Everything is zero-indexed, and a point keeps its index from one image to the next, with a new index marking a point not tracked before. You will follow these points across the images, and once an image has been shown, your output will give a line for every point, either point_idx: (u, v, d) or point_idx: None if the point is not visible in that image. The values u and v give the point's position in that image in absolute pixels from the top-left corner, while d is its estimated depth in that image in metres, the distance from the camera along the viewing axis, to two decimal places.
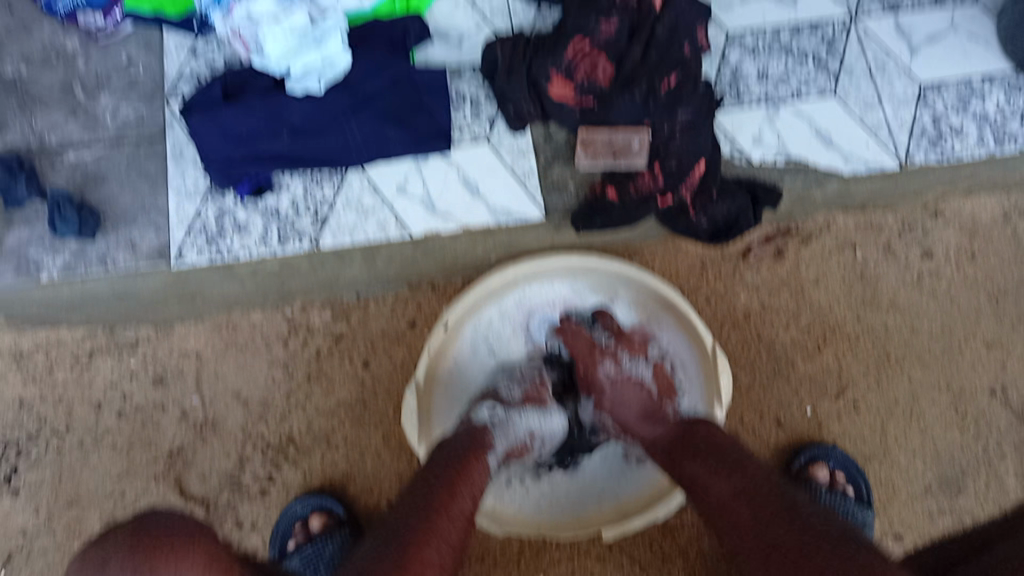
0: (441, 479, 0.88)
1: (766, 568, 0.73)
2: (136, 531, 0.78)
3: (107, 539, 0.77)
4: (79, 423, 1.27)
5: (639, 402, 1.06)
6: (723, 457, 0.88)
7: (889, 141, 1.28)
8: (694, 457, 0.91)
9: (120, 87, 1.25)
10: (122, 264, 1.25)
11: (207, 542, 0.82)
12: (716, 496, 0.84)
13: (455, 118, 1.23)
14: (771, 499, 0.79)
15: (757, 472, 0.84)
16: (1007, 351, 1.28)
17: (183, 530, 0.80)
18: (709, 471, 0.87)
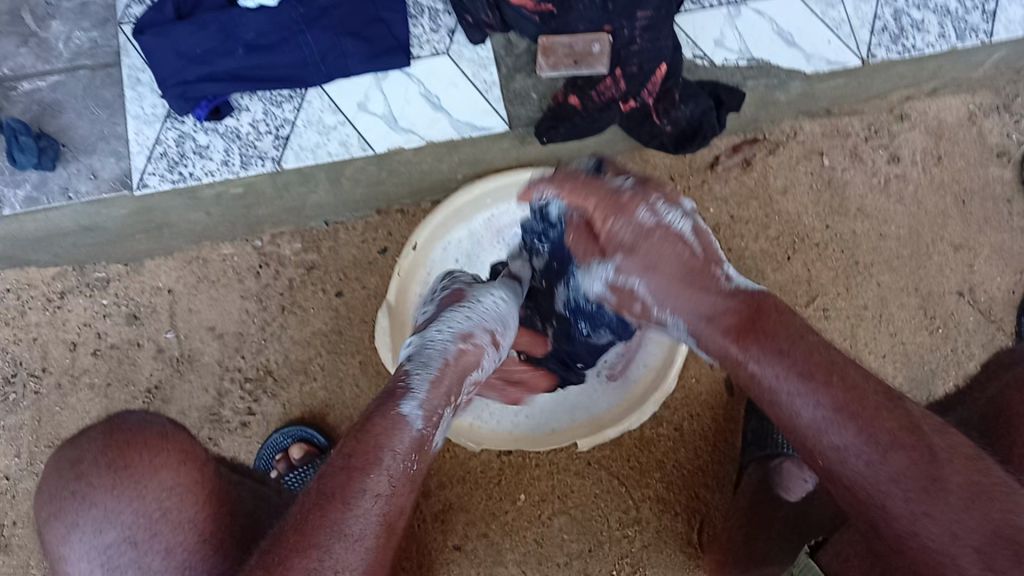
0: (340, 457, 0.71)
1: (889, 496, 0.66)
2: (111, 428, 0.81)
3: (86, 432, 0.81)
4: (55, 365, 1.35)
5: (678, 262, 0.82)
6: (807, 356, 0.72)
7: (850, 38, 1.19)
8: (761, 355, 0.74)
9: (70, 14, 1.20)
10: (84, 194, 1.18)
11: (188, 439, 0.83)
12: (813, 410, 0.70)
13: (413, 32, 1.19)
14: (884, 411, 0.68)
15: (851, 370, 0.72)
16: (974, 254, 1.33)
17: (158, 427, 0.82)
18: (793, 386, 0.71)
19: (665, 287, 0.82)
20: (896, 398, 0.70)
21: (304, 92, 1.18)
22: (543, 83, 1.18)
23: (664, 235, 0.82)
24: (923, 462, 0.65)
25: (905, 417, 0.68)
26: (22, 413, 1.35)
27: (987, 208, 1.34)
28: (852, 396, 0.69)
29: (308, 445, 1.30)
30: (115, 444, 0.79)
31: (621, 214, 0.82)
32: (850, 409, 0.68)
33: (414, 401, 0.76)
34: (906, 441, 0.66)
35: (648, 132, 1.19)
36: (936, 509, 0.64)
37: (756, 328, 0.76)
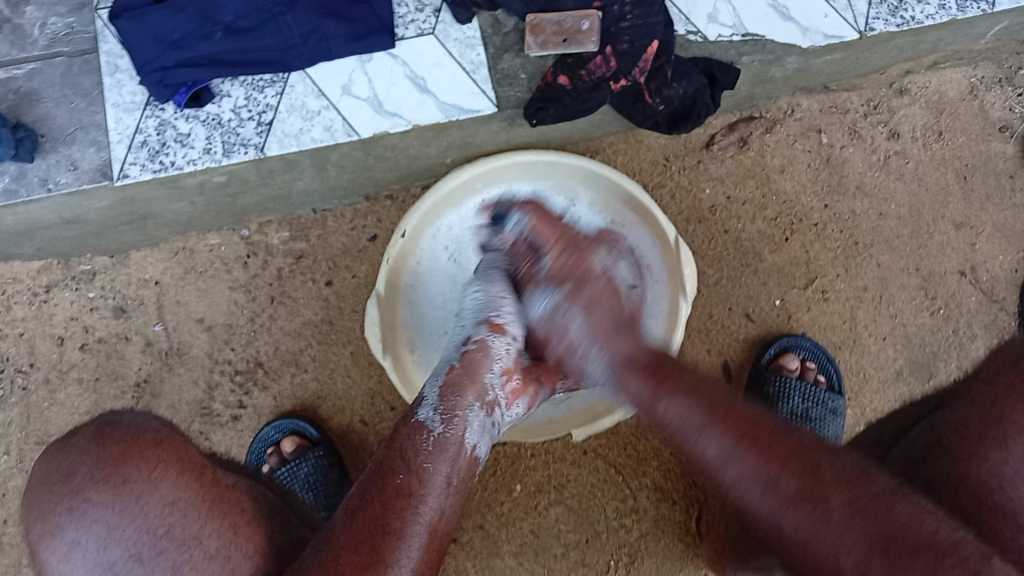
0: (385, 468, 0.82)
1: (788, 517, 0.68)
2: (104, 430, 0.73)
3: (75, 441, 0.72)
4: (43, 360, 1.32)
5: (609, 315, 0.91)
6: (709, 395, 0.77)
7: (847, 8, 1.16)
8: (667, 396, 0.79)
9: (45, 0, 1.18)
10: (63, 185, 1.15)
11: (183, 445, 0.76)
12: (709, 449, 0.73)
13: (397, 12, 1.16)
14: (777, 441, 0.72)
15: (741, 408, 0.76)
16: (976, 232, 1.30)
17: (152, 433, 0.75)
18: (693, 424, 0.75)
19: (602, 328, 0.90)
20: (792, 431, 0.74)
21: (286, 76, 1.15)
22: (531, 63, 1.15)
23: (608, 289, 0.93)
24: (810, 485, 0.68)
25: (798, 446, 0.71)
26: (10, 409, 1.31)
27: (989, 184, 1.31)
28: (744, 430, 0.73)
29: (300, 438, 1.27)
30: (115, 453, 0.71)
31: (580, 259, 0.94)
32: (744, 441, 0.72)
33: (428, 408, 0.89)
34: (793, 463, 0.70)
35: (641, 112, 1.16)
36: (822, 529, 0.66)
37: (662, 376, 0.82)
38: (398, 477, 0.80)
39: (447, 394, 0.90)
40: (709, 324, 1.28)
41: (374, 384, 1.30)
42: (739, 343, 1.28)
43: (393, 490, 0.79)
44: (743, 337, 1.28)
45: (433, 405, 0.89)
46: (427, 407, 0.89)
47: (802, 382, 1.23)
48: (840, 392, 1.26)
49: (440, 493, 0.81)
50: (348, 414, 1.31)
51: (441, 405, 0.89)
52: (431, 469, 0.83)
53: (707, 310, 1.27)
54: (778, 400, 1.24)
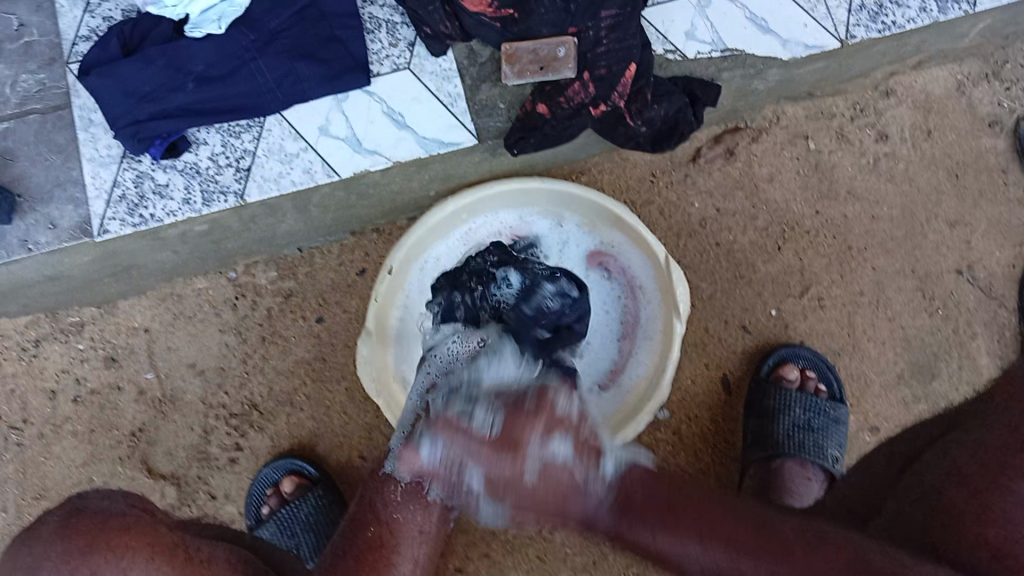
0: None
1: None
2: (71, 518, 0.72)
3: (40, 532, 0.71)
4: (36, 415, 1.28)
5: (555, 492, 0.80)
6: (676, 508, 0.79)
7: (827, 19, 1.17)
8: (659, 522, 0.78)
9: (14, 56, 1.14)
10: (44, 245, 1.13)
11: (148, 524, 0.76)
12: (697, 562, 0.76)
13: (371, 48, 1.14)
14: (757, 539, 0.76)
15: (715, 510, 0.78)
16: (971, 229, 1.29)
17: (116, 518, 0.74)
18: (669, 542, 0.77)
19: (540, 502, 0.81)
20: (770, 526, 0.79)
21: (262, 121, 1.14)
22: (510, 91, 1.14)
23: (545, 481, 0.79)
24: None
25: (782, 542, 0.76)
26: (4, 467, 1.28)
27: (981, 180, 1.29)
28: (731, 539, 0.76)
29: (299, 478, 1.25)
30: (80, 544, 0.69)
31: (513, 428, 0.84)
32: (732, 547, 0.75)
33: (392, 461, 0.96)
34: (783, 556, 0.75)
35: (624, 134, 1.14)
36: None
37: (626, 503, 0.80)
38: None
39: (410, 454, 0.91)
40: (704, 337, 1.27)
41: (370, 420, 1.28)
42: (737, 356, 1.27)
43: None
44: (739, 350, 1.27)
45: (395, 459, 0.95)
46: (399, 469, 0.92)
47: (802, 393, 1.22)
48: (841, 400, 1.25)
49: None
50: (347, 450, 1.28)
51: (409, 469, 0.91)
52: (397, 518, 0.92)
53: (704, 324, 1.26)
54: (780, 413, 1.23)
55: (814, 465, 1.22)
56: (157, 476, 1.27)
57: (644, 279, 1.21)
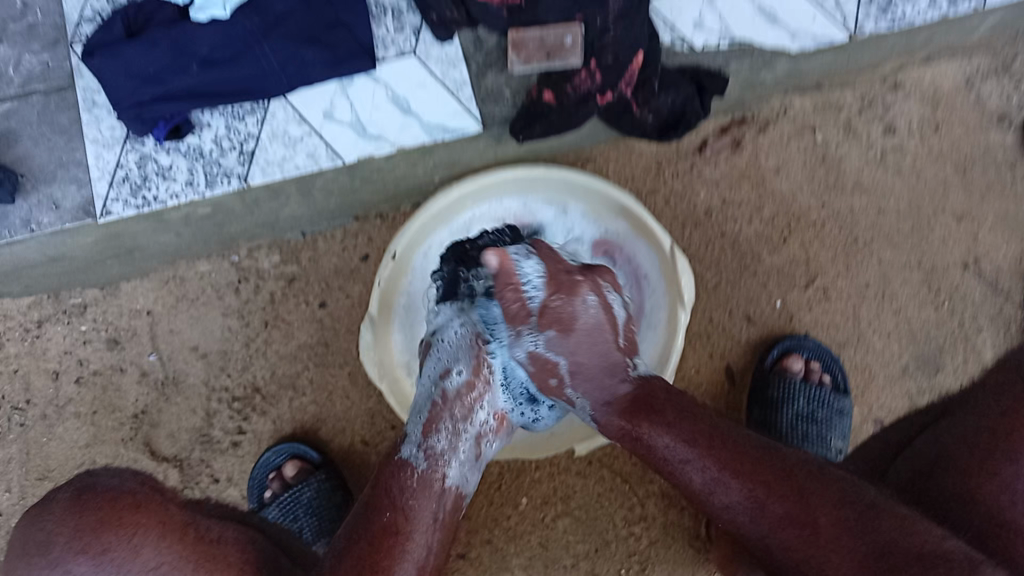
0: (368, 508, 0.85)
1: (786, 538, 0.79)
2: (78, 500, 0.81)
3: (53, 512, 0.80)
4: (39, 396, 1.28)
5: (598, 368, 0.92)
6: (691, 423, 0.86)
7: (837, 11, 1.13)
8: (662, 425, 0.85)
9: (16, 36, 1.14)
10: (47, 225, 1.12)
11: (161, 505, 0.85)
12: (699, 474, 0.83)
13: (375, 33, 1.13)
14: (759, 468, 0.82)
15: (735, 440, 0.84)
16: (978, 224, 1.28)
17: (127, 499, 0.84)
18: (679, 456, 0.83)
19: (587, 371, 0.92)
20: (774, 457, 0.84)
21: (266, 104, 1.13)
22: (515, 80, 1.13)
23: (590, 342, 0.92)
24: (795, 510, 0.79)
25: (779, 472, 0.82)
26: (8, 446, 1.29)
27: (990, 174, 1.28)
28: (738, 468, 0.82)
29: (302, 462, 1.26)
30: None
31: (564, 304, 0.93)
32: (735, 475, 0.81)
33: (411, 444, 0.91)
34: (776, 488, 0.80)
35: (630, 123, 1.14)
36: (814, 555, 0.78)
37: (647, 405, 0.88)
38: (384, 517, 0.83)
39: (429, 428, 0.92)
40: (709, 328, 1.26)
41: (373, 404, 1.28)
42: (741, 346, 1.27)
43: (381, 528, 0.82)
44: (743, 341, 1.27)
45: (416, 443, 0.91)
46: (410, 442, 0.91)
47: (808, 385, 1.22)
48: (846, 392, 1.25)
49: (428, 529, 0.85)
50: (349, 435, 1.29)
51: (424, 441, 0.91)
52: (415, 505, 0.85)
53: (708, 315, 1.26)
54: (784, 404, 1.23)
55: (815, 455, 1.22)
56: (160, 458, 1.28)
57: (648, 269, 1.19)
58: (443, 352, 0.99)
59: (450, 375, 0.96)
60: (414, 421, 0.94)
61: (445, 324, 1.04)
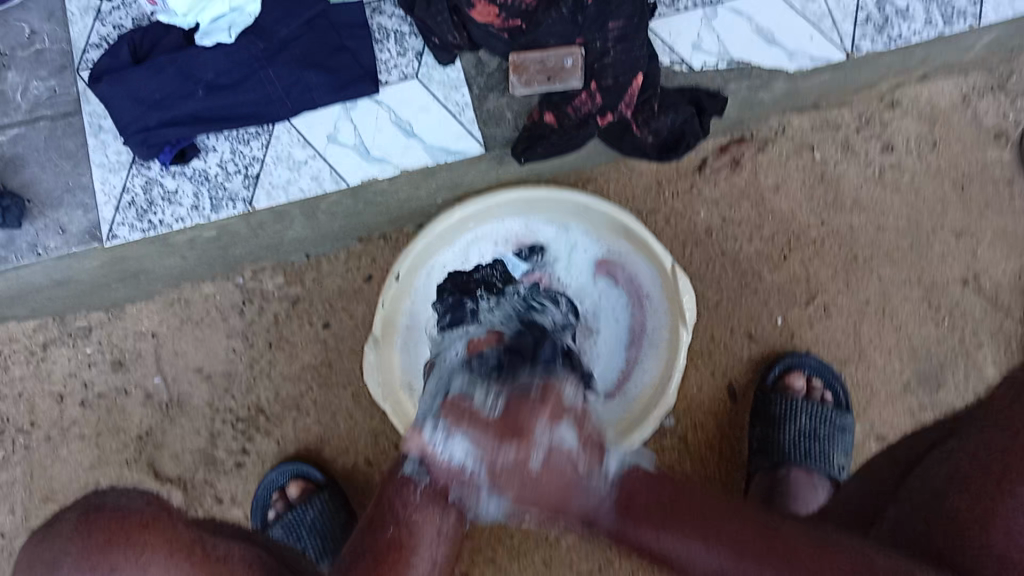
0: (370, 523, 0.82)
1: None
2: (86, 517, 0.70)
3: (58, 532, 0.69)
4: (43, 418, 1.28)
5: (560, 490, 0.78)
6: (687, 515, 0.77)
7: (833, 33, 1.15)
8: (651, 517, 0.78)
9: (25, 63, 1.15)
10: (55, 249, 1.13)
11: (167, 522, 0.72)
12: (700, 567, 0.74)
13: (380, 57, 1.15)
14: (767, 552, 0.72)
15: (729, 524, 0.75)
16: (976, 240, 1.29)
17: (133, 515, 0.71)
18: (663, 539, 0.76)
19: (557, 499, 0.79)
20: (781, 538, 0.74)
21: (271, 128, 1.14)
22: (517, 101, 1.15)
23: (550, 467, 0.77)
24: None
25: (785, 554, 0.72)
26: (11, 469, 1.29)
27: (987, 191, 1.29)
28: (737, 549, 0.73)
29: (305, 482, 1.25)
30: (100, 539, 0.68)
31: (503, 444, 0.79)
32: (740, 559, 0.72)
33: (414, 461, 0.85)
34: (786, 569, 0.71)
35: (630, 144, 1.16)
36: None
37: (638, 512, 0.78)
38: (388, 531, 0.80)
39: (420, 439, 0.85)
40: (710, 346, 1.27)
41: (376, 425, 1.28)
42: (742, 365, 1.27)
43: (384, 543, 0.79)
44: (745, 359, 1.27)
45: (417, 459, 0.85)
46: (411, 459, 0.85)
47: (809, 402, 1.23)
48: (847, 408, 1.25)
49: (431, 547, 0.81)
50: (353, 455, 1.29)
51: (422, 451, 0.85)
52: (415, 518, 0.81)
53: (709, 335, 1.27)
54: (787, 421, 1.24)
55: (819, 473, 1.22)
56: (163, 480, 1.28)
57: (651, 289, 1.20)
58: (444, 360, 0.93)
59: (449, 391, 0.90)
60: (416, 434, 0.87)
61: (447, 347, 1.07)
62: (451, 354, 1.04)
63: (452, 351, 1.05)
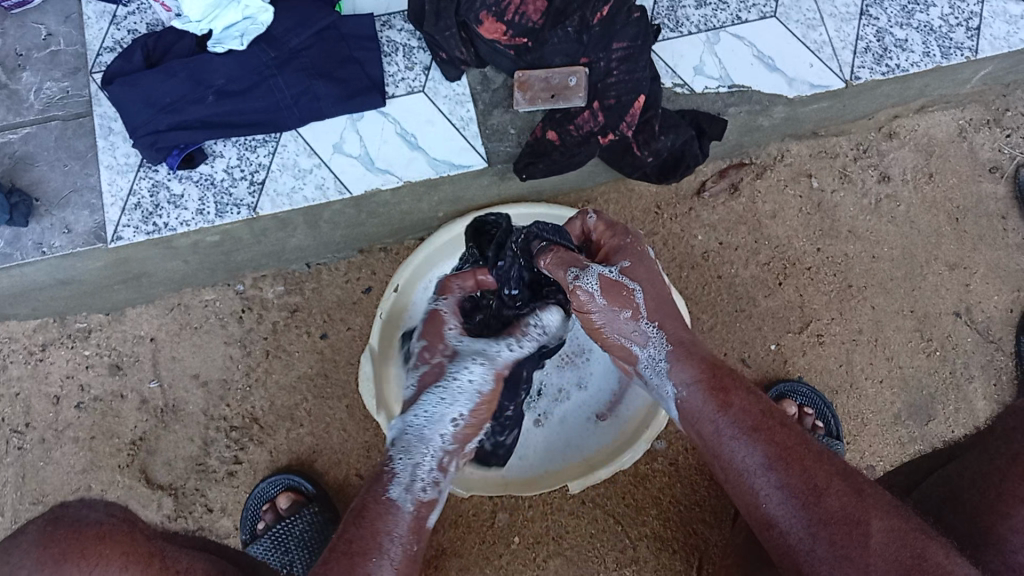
0: (340, 542, 0.82)
1: (818, 531, 0.75)
2: (48, 527, 0.70)
3: (18, 541, 0.69)
4: (39, 420, 1.26)
5: (655, 292, 0.93)
6: (755, 417, 0.84)
7: (832, 61, 1.21)
8: (723, 406, 0.85)
9: (40, 64, 1.18)
10: (59, 248, 1.15)
11: (128, 534, 0.73)
12: (739, 462, 0.81)
13: (388, 70, 1.18)
14: (812, 463, 0.80)
15: (788, 438, 0.82)
16: (969, 273, 1.31)
17: (94, 527, 0.72)
18: (732, 433, 0.83)
19: (653, 300, 0.92)
20: (826, 459, 0.81)
21: (278, 136, 1.17)
22: (520, 118, 1.19)
23: (647, 266, 0.94)
24: (850, 505, 0.76)
25: (829, 468, 0.79)
26: (3, 470, 1.26)
27: (981, 225, 1.32)
28: (780, 450, 0.81)
29: (296, 493, 1.23)
30: (55, 553, 0.68)
31: (618, 234, 0.96)
32: (796, 491, 0.77)
33: (399, 485, 0.89)
34: (827, 487, 0.77)
35: (631, 164, 1.17)
36: (856, 547, 0.73)
37: (722, 391, 0.87)
38: (371, 562, 0.80)
39: (415, 474, 0.91)
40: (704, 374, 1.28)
41: (370, 438, 1.27)
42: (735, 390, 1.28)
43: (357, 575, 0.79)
44: None
45: (404, 486, 0.89)
46: (398, 483, 0.90)
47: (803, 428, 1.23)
48: (838, 436, 1.26)
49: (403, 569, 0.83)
50: (344, 467, 1.27)
51: (410, 483, 0.90)
52: (393, 549, 0.83)
53: None
54: None
55: None
56: (155, 486, 1.25)
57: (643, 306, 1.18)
58: (451, 402, 0.94)
59: (443, 427, 0.94)
60: (402, 457, 0.92)
61: (464, 355, 0.97)
62: (469, 382, 0.95)
63: (476, 373, 0.95)
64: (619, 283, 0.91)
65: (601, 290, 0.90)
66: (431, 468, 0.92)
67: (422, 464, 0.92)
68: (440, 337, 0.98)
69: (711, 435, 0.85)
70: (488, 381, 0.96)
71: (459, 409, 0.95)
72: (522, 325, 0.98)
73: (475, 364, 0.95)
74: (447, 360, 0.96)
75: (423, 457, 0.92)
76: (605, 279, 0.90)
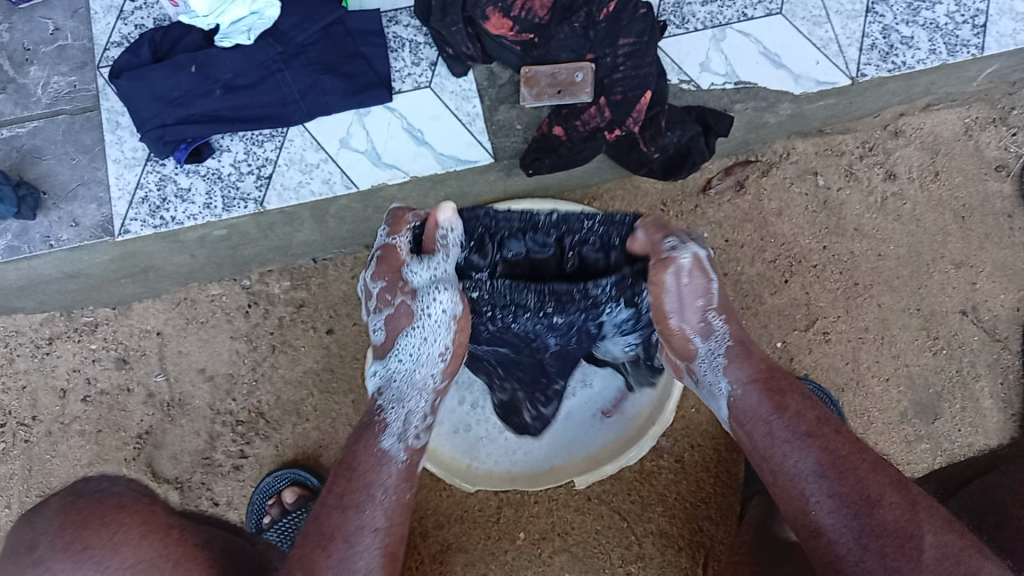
0: (329, 497, 0.80)
1: (871, 542, 0.70)
2: (70, 498, 0.70)
3: (44, 513, 0.69)
4: (45, 413, 1.27)
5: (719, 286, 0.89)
6: (812, 422, 0.79)
7: (839, 58, 1.21)
8: (775, 408, 0.80)
9: (48, 58, 1.19)
10: (66, 241, 1.15)
11: (149, 506, 0.73)
12: (793, 466, 0.76)
13: (394, 65, 1.19)
14: (867, 470, 0.74)
15: (848, 444, 0.77)
16: (975, 271, 1.31)
17: (115, 499, 0.71)
18: (786, 438, 0.78)
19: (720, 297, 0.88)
20: (885, 468, 0.75)
21: (285, 130, 1.17)
22: (527, 112, 1.18)
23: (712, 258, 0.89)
24: (904, 516, 0.71)
25: (887, 478, 0.74)
26: (11, 461, 1.27)
27: (987, 224, 1.31)
28: (836, 457, 0.75)
29: (302, 488, 1.23)
30: (74, 521, 0.68)
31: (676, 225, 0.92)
32: (849, 500, 0.72)
33: (391, 435, 0.86)
34: (889, 497, 0.72)
35: (637, 160, 1.18)
36: (909, 562, 0.68)
37: (778, 394, 0.82)
38: (360, 514, 0.78)
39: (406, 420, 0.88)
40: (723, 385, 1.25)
41: None
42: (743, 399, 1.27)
43: (334, 529, 0.77)
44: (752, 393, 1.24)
45: (396, 435, 0.87)
46: (390, 436, 0.86)
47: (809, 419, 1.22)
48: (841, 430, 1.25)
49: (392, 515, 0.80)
50: None
51: (402, 429, 0.87)
52: (383, 500, 0.81)
53: None
54: None
55: None
56: (161, 479, 1.26)
57: None
58: (433, 338, 0.89)
59: (431, 367, 0.91)
60: (394, 407, 0.89)
61: (429, 285, 0.88)
62: (441, 312, 0.88)
63: (443, 300, 0.87)
64: (704, 268, 0.86)
65: (691, 271, 0.85)
66: (422, 413, 0.90)
67: (414, 410, 0.89)
68: (395, 275, 0.89)
69: (762, 436, 0.80)
70: (459, 303, 0.88)
71: (439, 347, 0.90)
72: (437, 238, 0.86)
73: (440, 290, 0.87)
74: (411, 298, 0.89)
75: (413, 403, 0.90)
76: (700, 260, 0.85)
